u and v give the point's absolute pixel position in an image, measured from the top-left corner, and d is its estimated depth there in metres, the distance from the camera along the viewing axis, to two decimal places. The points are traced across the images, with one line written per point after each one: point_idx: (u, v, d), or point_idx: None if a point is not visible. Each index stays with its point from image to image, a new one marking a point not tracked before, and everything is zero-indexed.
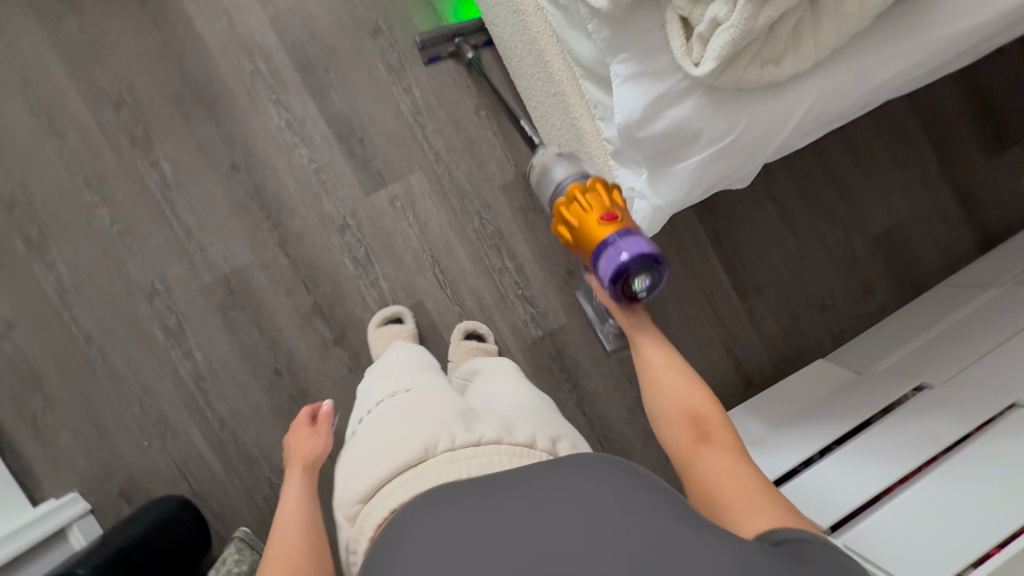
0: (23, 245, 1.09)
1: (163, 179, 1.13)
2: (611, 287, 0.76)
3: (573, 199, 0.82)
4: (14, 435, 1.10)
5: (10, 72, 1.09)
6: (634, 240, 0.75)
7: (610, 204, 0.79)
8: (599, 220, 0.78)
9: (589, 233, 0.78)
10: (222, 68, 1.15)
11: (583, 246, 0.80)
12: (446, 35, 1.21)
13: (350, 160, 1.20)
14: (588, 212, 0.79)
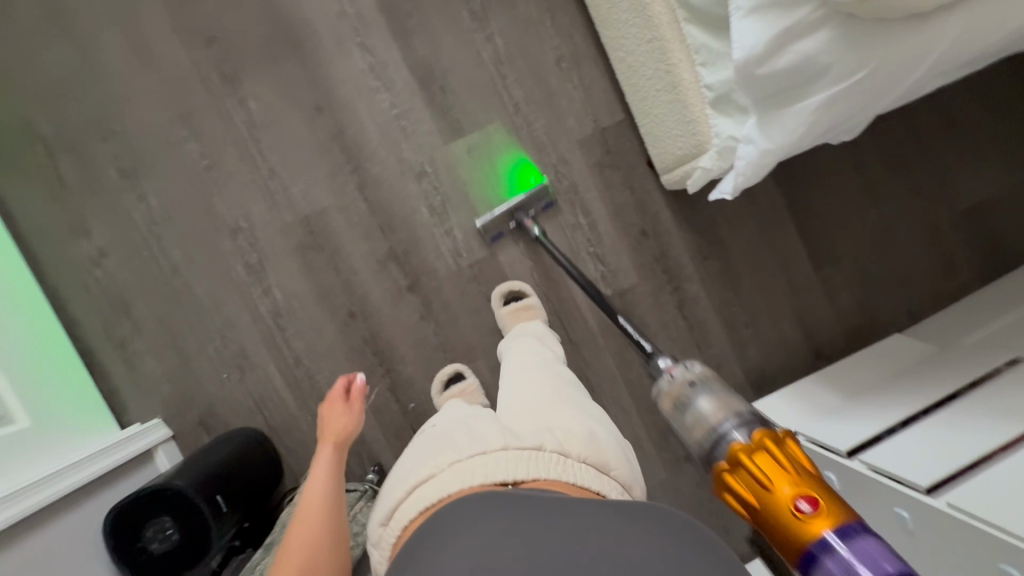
0: (117, 175, 1.12)
1: (250, 117, 1.15)
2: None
3: (745, 470, 0.61)
4: (103, 359, 1.13)
5: (109, 4, 1.10)
6: (863, 547, 0.53)
7: (803, 481, 0.58)
8: (793, 509, 0.56)
9: (787, 526, 0.56)
10: (309, 9, 1.15)
11: (776, 536, 0.58)
12: (504, 217, 1.19)
13: (430, 106, 1.20)
14: (774, 491, 0.58)
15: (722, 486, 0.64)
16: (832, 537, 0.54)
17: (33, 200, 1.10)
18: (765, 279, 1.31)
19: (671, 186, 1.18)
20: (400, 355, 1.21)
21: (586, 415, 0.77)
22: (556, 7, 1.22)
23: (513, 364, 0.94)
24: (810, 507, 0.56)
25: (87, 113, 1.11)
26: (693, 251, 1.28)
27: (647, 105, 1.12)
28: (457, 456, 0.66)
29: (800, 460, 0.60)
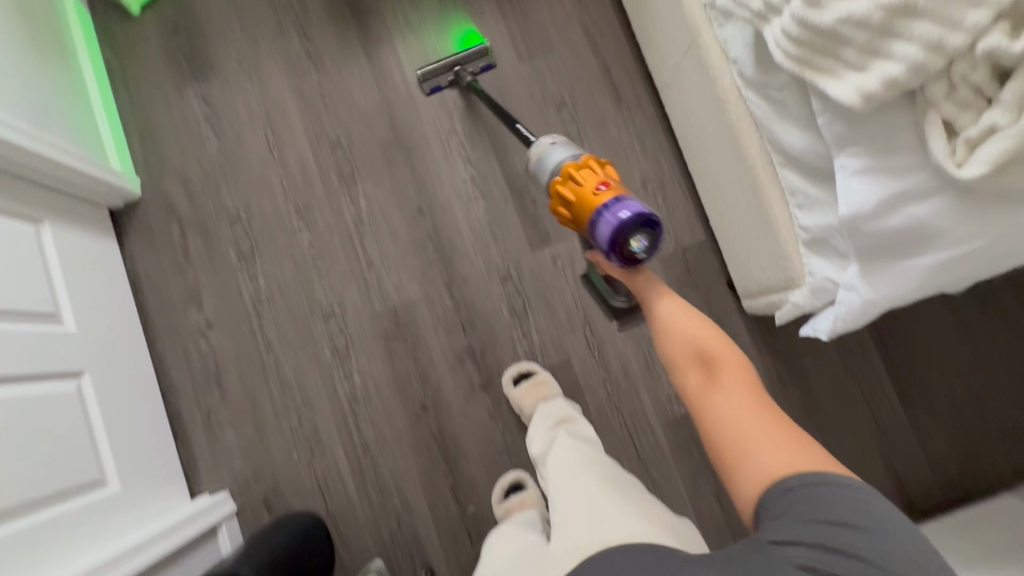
0: (235, 255, 1.24)
1: (358, 213, 1.26)
2: (608, 247, 0.71)
3: (568, 177, 0.79)
4: (187, 425, 1.19)
5: (257, 111, 1.28)
6: (630, 202, 0.70)
7: (604, 177, 0.76)
8: (593, 191, 0.74)
9: (585, 205, 0.74)
10: (425, 125, 1.29)
11: (581, 220, 0.75)
12: (443, 67, 1.23)
13: (521, 214, 1.27)
14: (583, 188, 0.76)
15: (556, 204, 0.80)
16: (613, 202, 0.71)
17: (160, 270, 1.23)
18: (850, 413, 1.25)
19: (756, 310, 1.18)
20: (465, 453, 1.20)
21: (637, 511, 0.74)
22: (645, 135, 1.31)
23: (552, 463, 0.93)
24: (605, 186, 0.74)
25: (221, 199, 1.25)
26: (772, 376, 1.25)
27: (735, 232, 1.15)
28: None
29: (602, 164, 0.78)
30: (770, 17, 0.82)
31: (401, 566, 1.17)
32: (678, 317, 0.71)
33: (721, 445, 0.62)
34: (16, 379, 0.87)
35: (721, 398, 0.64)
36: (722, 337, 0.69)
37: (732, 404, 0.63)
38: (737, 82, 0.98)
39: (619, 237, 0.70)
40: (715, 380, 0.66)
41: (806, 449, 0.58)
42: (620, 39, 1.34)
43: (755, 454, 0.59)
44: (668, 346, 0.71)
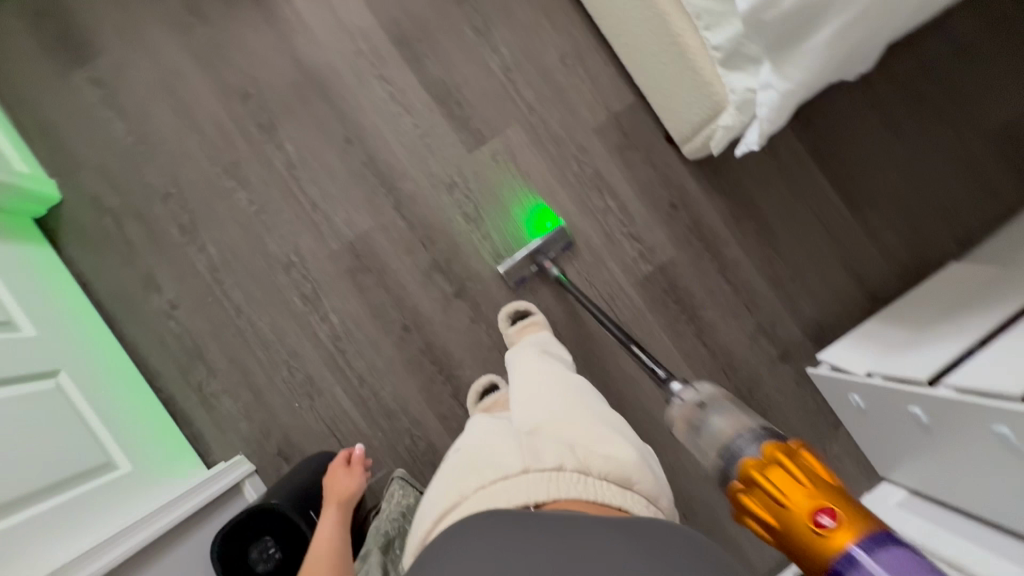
0: (178, 232, 1.21)
1: (288, 159, 1.23)
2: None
3: (758, 489, 0.63)
4: (183, 404, 1.20)
5: (153, 81, 1.22)
6: (894, 555, 0.54)
7: (823, 498, 0.58)
8: (813, 525, 0.57)
9: (818, 547, 0.57)
10: (329, 53, 1.25)
11: (806, 556, 0.59)
12: (525, 264, 1.22)
13: (450, 120, 1.26)
14: (788, 505, 0.60)
15: (740, 492, 0.66)
16: (858, 546, 0.55)
17: (107, 265, 1.20)
18: (804, 230, 1.31)
19: (694, 154, 1.21)
20: (457, 360, 1.24)
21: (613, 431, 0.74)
22: (552, 9, 1.29)
23: (532, 376, 0.89)
24: (832, 520, 0.57)
25: (146, 179, 1.21)
26: (725, 215, 1.29)
27: (658, 80, 1.16)
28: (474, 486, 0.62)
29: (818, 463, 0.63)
30: None
31: (425, 475, 1.23)
32: None
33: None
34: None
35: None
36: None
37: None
38: None
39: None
40: None
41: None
42: None
43: None
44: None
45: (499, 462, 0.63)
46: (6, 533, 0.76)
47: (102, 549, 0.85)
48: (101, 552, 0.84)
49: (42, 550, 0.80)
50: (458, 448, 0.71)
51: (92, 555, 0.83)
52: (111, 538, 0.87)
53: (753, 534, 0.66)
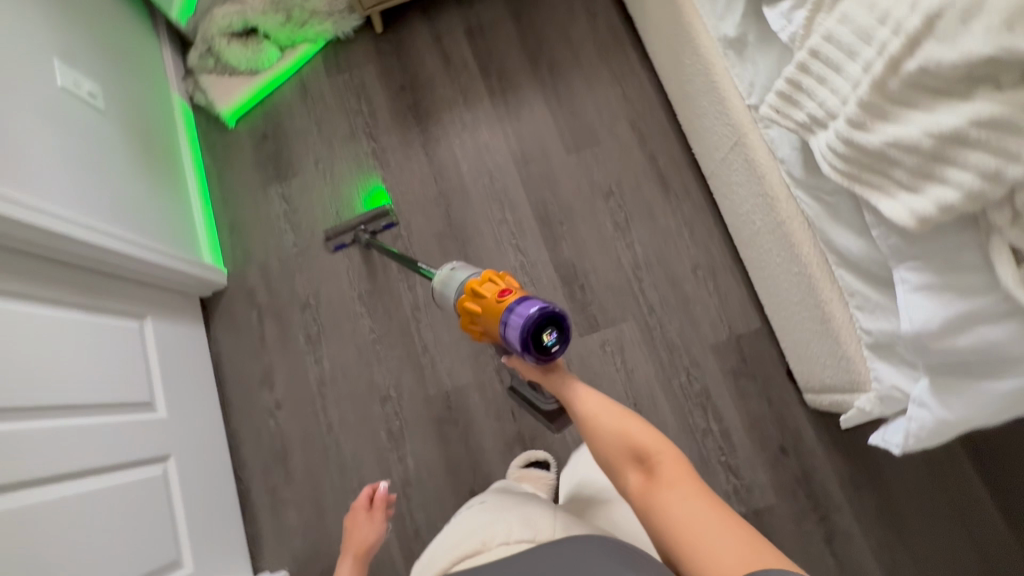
0: (304, 340, 1.33)
1: (415, 300, 1.33)
2: (523, 347, 0.72)
3: (472, 293, 0.85)
4: (254, 503, 1.26)
5: (328, 207, 1.41)
6: (525, 300, 0.74)
7: (503, 286, 0.82)
8: (499, 299, 0.79)
9: (495, 312, 0.79)
10: (477, 215, 1.37)
11: (493, 322, 0.79)
12: (348, 226, 1.34)
13: (569, 300, 1.30)
14: (487, 299, 0.82)
15: (466, 326, 0.88)
16: (514, 303, 0.76)
17: (240, 353, 1.34)
18: (937, 522, 1.13)
19: (819, 405, 1.13)
20: None
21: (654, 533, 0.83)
22: (694, 222, 1.32)
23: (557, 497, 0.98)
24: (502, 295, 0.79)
25: (294, 287, 1.36)
26: (842, 477, 1.16)
27: (792, 324, 1.11)
28: (501, 538, 0.69)
29: (495, 280, 0.84)
30: (816, 129, 0.83)
31: None
32: (604, 426, 0.67)
33: (680, 542, 0.55)
34: (107, 470, 0.95)
35: (670, 494, 0.58)
36: (628, 426, 0.65)
37: (686, 498, 0.57)
38: (786, 181, 0.99)
39: (530, 337, 0.72)
40: (660, 478, 0.60)
41: (784, 557, 0.51)
42: (666, 129, 1.38)
43: (669, 489, 0.59)
44: (600, 448, 0.67)
45: (532, 526, 0.70)
46: None
47: None
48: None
49: None
50: (497, 504, 0.80)
51: None
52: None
53: (476, 336, 0.86)
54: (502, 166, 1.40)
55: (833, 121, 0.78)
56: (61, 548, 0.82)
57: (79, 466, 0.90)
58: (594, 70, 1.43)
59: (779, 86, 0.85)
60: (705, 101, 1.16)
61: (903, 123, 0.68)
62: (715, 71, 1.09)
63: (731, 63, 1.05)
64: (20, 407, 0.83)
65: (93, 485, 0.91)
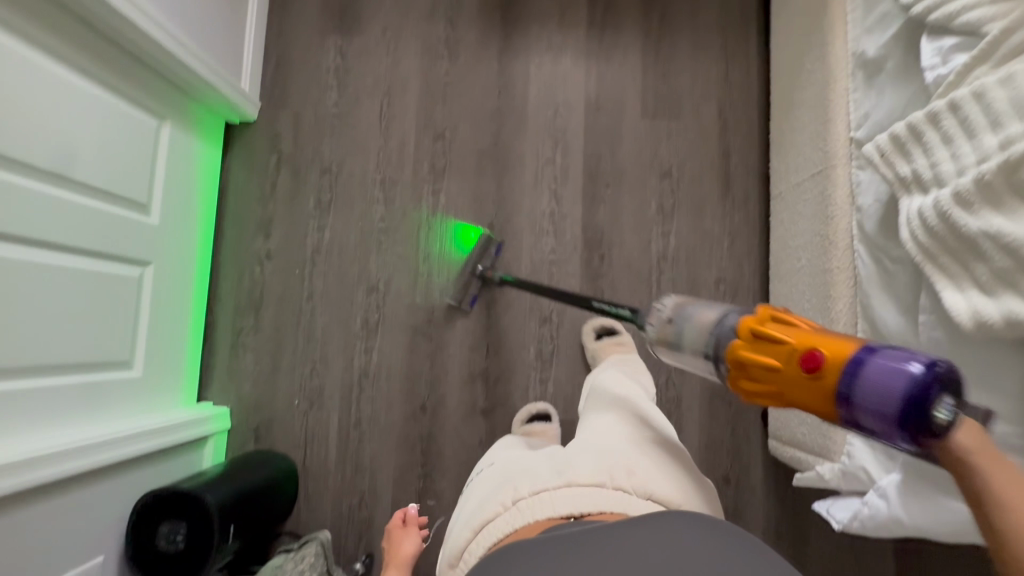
0: (313, 203, 1.29)
1: (435, 206, 1.28)
2: (904, 425, 0.46)
3: (749, 358, 0.57)
4: (217, 337, 1.27)
5: (474, 228, 1.26)
6: (882, 362, 0.48)
7: (795, 341, 0.54)
8: (810, 364, 0.52)
9: (819, 382, 0.51)
10: (526, 145, 1.29)
11: (826, 400, 0.51)
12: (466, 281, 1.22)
13: (584, 265, 1.25)
14: (779, 365, 0.54)
15: (744, 390, 0.59)
16: (856, 359, 0.49)
17: (246, 192, 1.30)
18: None
19: (779, 454, 1.11)
20: (444, 466, 1.21)
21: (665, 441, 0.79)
22: (738, 235, 1.25)
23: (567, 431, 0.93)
24: (814, 358, 0.51)
25: (320, 148, 1.31)
26: (770, 525, 1.17)
27: None
28: (528, 491, 0.65)
29: (786, 320, 0.57)
30: (912, 190, 0.76)
31: (346, 542, 1.20)
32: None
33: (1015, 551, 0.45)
34: (80, 254, 0.94)
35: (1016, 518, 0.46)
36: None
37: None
38: (853, 232, 0.92)
39: (917, 416, 0.45)
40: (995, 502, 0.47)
41: None
42: (751, 130, 1.27)
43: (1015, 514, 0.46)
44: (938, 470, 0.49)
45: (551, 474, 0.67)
46: (28, 393, 0.85)
47: (94, 447, 0.91)
48: (75, 456, 0.88)
49: (45, 424, 0.87)
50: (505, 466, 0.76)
51: (91, 449, 0.91)
52: (81, 448, 0.89)
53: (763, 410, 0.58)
54: (571, 103, 1.29)
55: (938, 188, 0.71)
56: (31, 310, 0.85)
57: (52, 240, 0.88)
58: (705, 37, 1.30)
59: (897, 128, 0.77)
60: (808, 115, 1.05)
61: (1014, 221, 0.61)
62: (832, 89, 0.98)
63: (855, 85, 0.95)
64: (7, 158, 0.80)
65: (59, 264, 0.90)
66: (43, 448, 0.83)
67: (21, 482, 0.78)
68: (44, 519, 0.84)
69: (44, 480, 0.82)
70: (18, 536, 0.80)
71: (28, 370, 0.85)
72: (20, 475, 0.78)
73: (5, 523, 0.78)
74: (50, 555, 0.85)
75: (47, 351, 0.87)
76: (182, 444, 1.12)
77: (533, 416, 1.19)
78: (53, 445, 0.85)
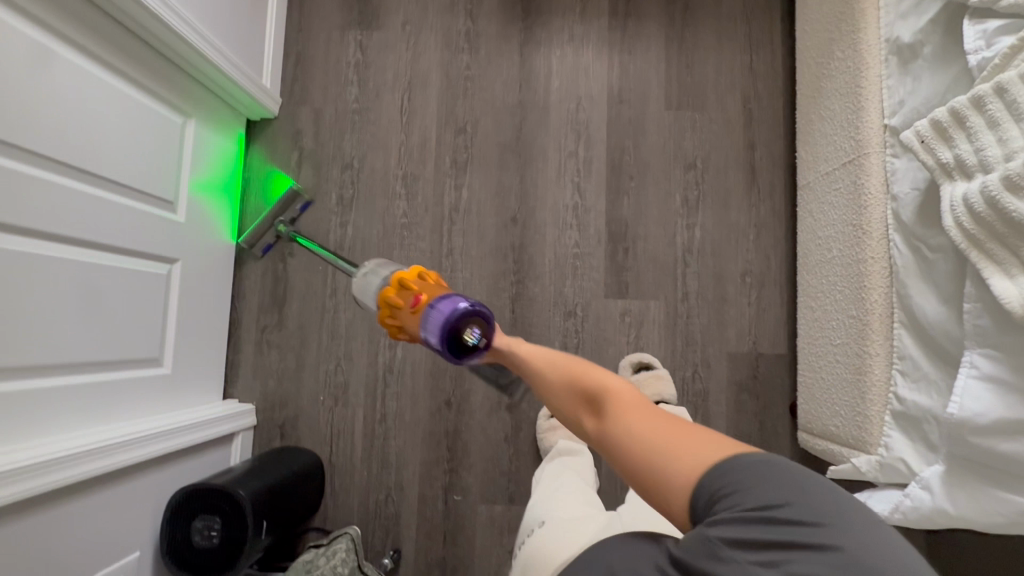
0: (336, 200, 1.29)
1: (457, 202, 1.27)
2: (444, 346, 0.62)
3: (384, 308, 0.73)
4: (242, 334, 1.27)
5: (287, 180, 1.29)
6: (443, 303, 0.64)
7: (410, 294, 0.70)
8: (411, 309, 0.68)
9: (411, 319, 0.68)
10: (549, 138, 1.28)
11: (415, 332, 0.68)
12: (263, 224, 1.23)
13: (608, 258, 1.24)
14: (399, 311, 0.70)
15: (392, 332, 0.74)
16: (431, 304, 0.65)
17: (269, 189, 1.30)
18: None
19: (809, 447, 1.10)
20: (469, 461, 1.21)
21: None
22: (764, 227, 1.23)
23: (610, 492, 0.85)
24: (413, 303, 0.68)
25: (342, 144, 1.30)
26: None
27: (820, 364, 1.07)
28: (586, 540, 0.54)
29: (425, 278, 0.73)
30: (954, 176, 0.74)
31: (374, 538, 1.21)
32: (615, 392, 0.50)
33: (642, 454, 0.44)
34: (109, 250, 0.94)
35: (623, 419, 0.47)
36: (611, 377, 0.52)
37: (636, 417, 0.47)
38: (888, 221, 0.91)
39: (448, 335, 0.62)
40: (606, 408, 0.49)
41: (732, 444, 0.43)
42: (776, 121, 1.26)
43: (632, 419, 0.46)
44: (554, 396, 0.54)
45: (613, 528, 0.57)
46: (64, 388, 0.85)
47: (129, 442, 0.92)
48: (111, 452, 0.88)
49: (78, 418, 0.88)
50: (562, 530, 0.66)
51: (126, 445, 0.91)
52: (116, 445, 0.89)
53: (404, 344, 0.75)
54: (594, 95, 1.28)
55: (984, 173, 0.70)
56: (64, 306, 0.85)
57: (82, 235, 0.88)
58: (729, 28, 1.28)
59: (938, 113, 0.76)
60: (838, 104, 1.04)
61: None
62: (863, 76, 0.97)
63: (888, 72, 0.94)
64: (35, 153, 0.80)
65: (89, 260, 0.90)
66: (78, 445, 0.83)
67: (61, 479, 0.79)
68: (82, 516, 0.84)
69: (81, 478, 0.82)
70: (58, 531, 0.80)
71: (62, 367, 0.85)
72: (60, 471, 0.79)
73: (45, 520, 0.78)
74: (90, 550, 0.86)
75: (80, 348, 0.88)
76: (210, 441, 1.13)
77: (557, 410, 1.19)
78: (88, 443, 0.85)
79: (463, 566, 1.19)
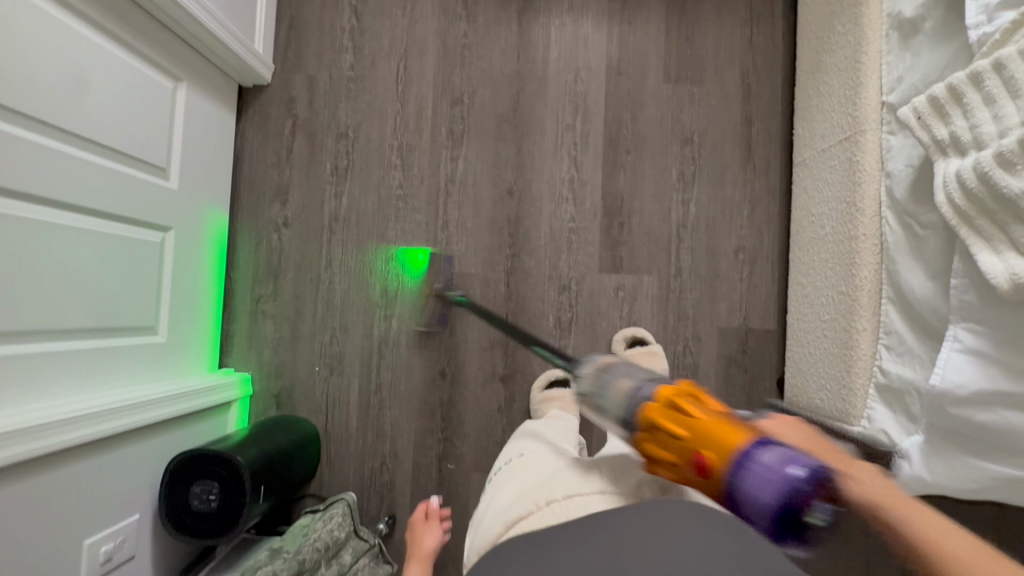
0: (330, 169, 1.28)
1: (453, 173, 1.26)
2: (774, 526, 0.41)
3: (649, 439, 0.50)
4: (237, 304, 1.27)
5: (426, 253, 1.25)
6: (766, 464, 0.42)
7: (695, 436, 0.46)
8: (700, 459, 0.45)
9: (710, 480, 0.45)
10: (546, 110, 1.26)
11: (710, 491, 0.45)
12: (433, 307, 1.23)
13: (604, 233, 1.25)
14: (670, 448, 0.48)
15: (642, 454, 0.52)
16: (747, 459, 0.42)
17: (262, 158, 1.28)
18: None
19: None
20: (463, 431, 1.23)
21: None
22: (759, 204, 1.24)
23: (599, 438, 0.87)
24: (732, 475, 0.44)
25: (336, 113, 1.28)
26: None
27: (808, 339, 1.09)
28: (563, 492, 0.54)
29: (704, 402, 0.49)
30: (949, 153, 0.75)
31: (369, 503, 1.23)
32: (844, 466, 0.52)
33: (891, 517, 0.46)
34: (102, 217, 0.93)
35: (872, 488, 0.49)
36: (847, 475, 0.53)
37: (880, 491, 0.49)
38: (882, 198, 0.92)
39: (786, 515, 0.41)
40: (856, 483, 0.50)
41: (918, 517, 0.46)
42: (775, 96, 1.25)
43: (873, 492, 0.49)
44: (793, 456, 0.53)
45: (590, 480, 0.57)
46: (59, 354, 0.85)
47: (126, 409, 0.93)
48: (107, 418, 0.89)
49: (74, 384, 0.88)
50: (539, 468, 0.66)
51: (122, 412, 0.92)
52: (111, 411, 0.90)
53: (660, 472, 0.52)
54: (592, 67, 1.27)
55: (978, 150, 0.71)
56: (58, 271, 0.85)
57: (74, 200, 0.87)
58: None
59: (935, 90, 0.76)
60: (837, 79, 1.03)
61: None
62: (863, 51, 0.96)
63: (889, 48, 0.93)
64: (21, 113, 0.78)
65: (82, 225, 0.89)
66: (74, 410, 0.84)
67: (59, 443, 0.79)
68: (81, 479, 0.86)
69: (78, 442, 0.83)
70: (58, 494, 0.82)
71: (56, 333, 0.85)
72: (57, 435, 0.80)
73: (45, 482, 0.80)
74: (91, 512, 0.88)
75: (74, 315, 0.88)
76: (206, 409, 1.14)
77: (550, 382, 1.21)
78: (85, 408, 0.86)
79: (456, 530, 1.22)
